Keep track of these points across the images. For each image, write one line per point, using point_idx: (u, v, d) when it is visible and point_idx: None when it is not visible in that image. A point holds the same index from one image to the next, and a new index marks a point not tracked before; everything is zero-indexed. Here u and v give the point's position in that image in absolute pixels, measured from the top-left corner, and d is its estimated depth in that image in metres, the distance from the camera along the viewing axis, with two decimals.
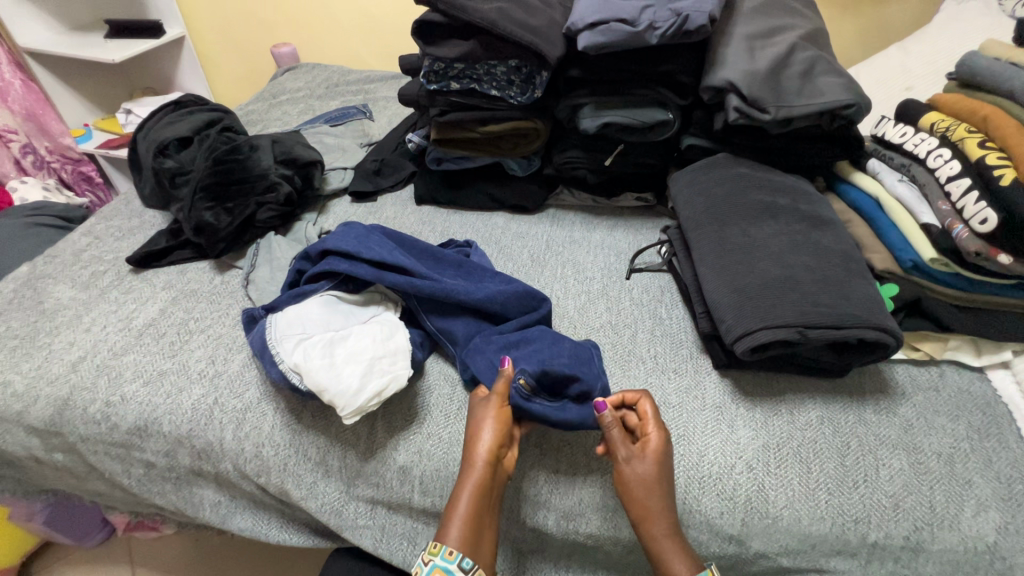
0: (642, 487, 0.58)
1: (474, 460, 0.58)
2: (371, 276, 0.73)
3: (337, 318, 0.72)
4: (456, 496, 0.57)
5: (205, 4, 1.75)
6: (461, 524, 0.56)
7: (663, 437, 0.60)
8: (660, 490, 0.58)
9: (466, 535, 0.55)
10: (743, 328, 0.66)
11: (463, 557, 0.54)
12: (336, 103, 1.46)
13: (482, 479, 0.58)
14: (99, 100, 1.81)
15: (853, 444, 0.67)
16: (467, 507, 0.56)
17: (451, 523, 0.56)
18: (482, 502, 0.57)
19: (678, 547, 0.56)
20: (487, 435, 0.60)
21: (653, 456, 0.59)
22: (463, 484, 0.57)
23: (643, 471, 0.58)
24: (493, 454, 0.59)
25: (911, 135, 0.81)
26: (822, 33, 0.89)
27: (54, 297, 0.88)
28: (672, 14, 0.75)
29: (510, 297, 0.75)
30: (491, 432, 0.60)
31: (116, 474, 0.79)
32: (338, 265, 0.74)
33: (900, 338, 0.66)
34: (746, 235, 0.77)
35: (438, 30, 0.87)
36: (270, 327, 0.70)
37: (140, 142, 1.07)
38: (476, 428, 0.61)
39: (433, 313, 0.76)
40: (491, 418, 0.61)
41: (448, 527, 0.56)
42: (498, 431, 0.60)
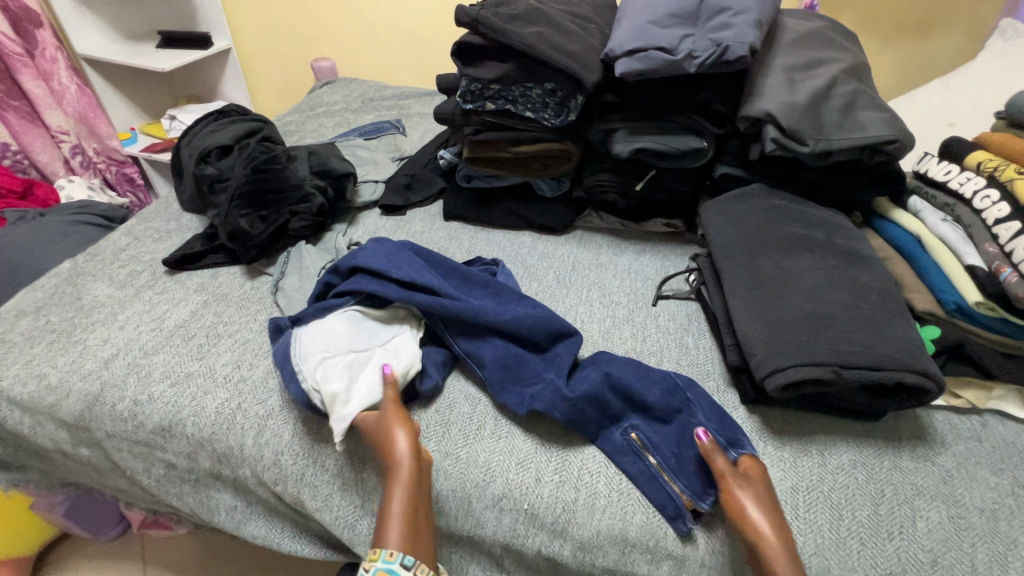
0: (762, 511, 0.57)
1: (397, 460, 0.60)
2: (399, 296, 0.74)
3: (361, 336, 0.74)
4: (388, 503, 0.57)
5: (251, 18, 1.82)
6: (400, 525, 0.56)
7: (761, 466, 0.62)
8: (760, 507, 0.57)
9: (406, 536, 0.55)
10: (776, 364, 0.64)
11: (404, 555, 0.54)
12: (371, 117, 1.50)
13: (410, 474, 0.59)
14: (146, 105, 1.90)
15: (888, 492, 0.64)
16: (400, 509, 0.57)
17: (388, 529, 0.55)
18: (412, 499, 0.58)
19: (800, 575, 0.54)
20: (399, 429, 0.62)
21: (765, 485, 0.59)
22: (390, 490, 0.58)
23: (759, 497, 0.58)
24: (413, 447, 0.61)
25: (957, 173, 0.78)
26: (864, 66, 0.87)
27: (93, 294, 0.91)
28: (712, 44, 0.75)
29: (538, 322, 0.75)
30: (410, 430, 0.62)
31: (139, 472, 0.80)
32: (368, 287, 0.75)
33: (942, 384, 0.63)
34: (780, 267, 0.75)
35: (476, 53, 0.89)
36: (296, 343, 0.72)
37: (184, 148, 1.10)
38: (388, 432, 0.62)
39: (461, 337, 0.76)
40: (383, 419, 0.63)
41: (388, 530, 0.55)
42: (405, 427, 0.63)
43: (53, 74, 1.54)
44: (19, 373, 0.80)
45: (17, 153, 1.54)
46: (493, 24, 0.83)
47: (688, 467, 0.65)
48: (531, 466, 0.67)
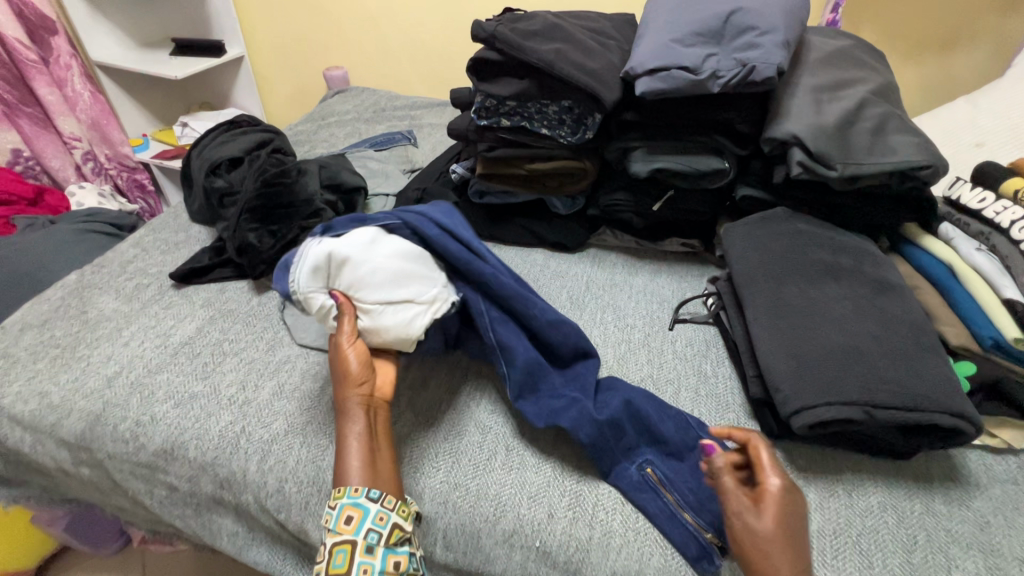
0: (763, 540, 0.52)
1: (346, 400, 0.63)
2: (463, 255, 0.72)
3: (365, 284, 0.66)
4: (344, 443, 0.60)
5: (265, 26, 1.82)
6: (358, 463, 0.58)
7: (784, 486, 0.55)
8: (768, 543, 0.52)
9: (365, 470, 0.58)
10: (803, 401, 0.61)
11: (367, 489, 0.56)
12: (383, 127, 1.49)
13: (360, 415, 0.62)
14: (159, 112, 1.90)
15: (921, 539, 0.61)
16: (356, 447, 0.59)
17: (347, 468, 0.58)
18: (364, 435, 0.61)
19: None
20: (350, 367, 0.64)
21: (772, 515, 0.53)
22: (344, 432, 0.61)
23: (761, 528, 0.53)
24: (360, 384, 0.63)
25: (992, 202, 0.77)
26: (892, 86, 0.84)
27: (98, 308, 0.89)
28: (737, 64, 0.72)
29: (574, 334, 0.75)
30: (360, 361, 0.64)
31: (140, 493, 0.78)
32: (429, 232, 0.73)
33: (978, 426, 0.60)
34: (805, 295, 0.72)
35: (492, 68, 0.87)
36: (315, 248, 0.68)
37: (194, 159, 1.10)
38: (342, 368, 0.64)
39: (496, 326, 0.72)
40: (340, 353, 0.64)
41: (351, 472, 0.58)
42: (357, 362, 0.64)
43: (67, 80, 1.54)
44: (22, 390, 0.78)
45: (28, 159, 1.54)
46: (511, 40, 0.81)
47: (710, 509, 0.62)
48: (544, 500, 0.65)
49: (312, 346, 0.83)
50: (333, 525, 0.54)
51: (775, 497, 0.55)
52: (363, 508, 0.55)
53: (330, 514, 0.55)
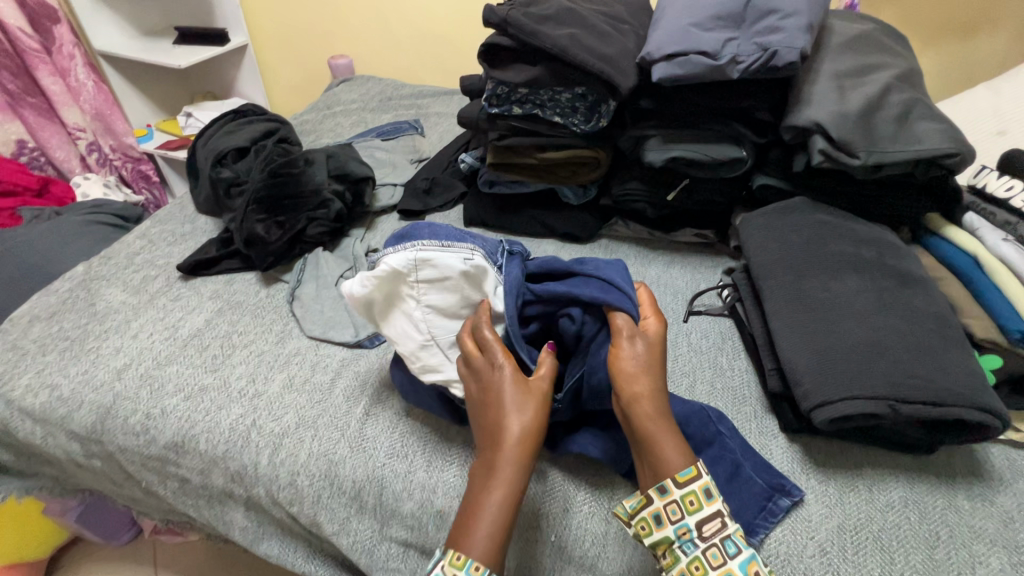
0: (636, 366, 0.56)
1: (505, 451, 0.52)
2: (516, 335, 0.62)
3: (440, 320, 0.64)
4: (485, 498, 0.50)
5: (268, 13, 1.79)
6: (491, 534, 0.49)
7: (659, 331, 0.60)
8: (637, 390, 0.55)
9: (492, 547, 0.49)
10: (826, 396, 0.59)
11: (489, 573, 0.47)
12: (389, 116, 1.47)
13: (515, 477, 0.51)
14: (162, 102, 1.88)
15: (944, 535, 0.60)
16: (493, 511, 0.50)
17: (474, 531, 0.49)
18: (512, 505, 0.50)
19: (675, 443, 0.53)
20: (520, 422, 0.53)
21: (645, 345, 0.58)
22: (493, 484, 0.51)
23: (634, 355, 0.57)
24: (529, 448, 0.52)
25: (1021, 190, 0.74)
26: (917, 72, 0.82)
27: (106, 300, 0.88)
28: (758, 49, 0.70)
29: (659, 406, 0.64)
30: (529, 428, 0.53)
31: (152, 485, 0.77)
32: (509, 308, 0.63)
33: (1006, 421, 0.59)
34: (826, 288, 0.70)
35: (504, 54, 0.85)
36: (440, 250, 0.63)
37: (200, 149, 1.08)
38: (506, 415, 0.53)
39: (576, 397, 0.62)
40: (528, 408, 0.54)
41: (472, 537, 0.49)
42: (535, 427, 0.53)
43: (70, 70, 1.52)
44: (31, 383, 0.78)
45: (33, 150, 1.52)
46: (524, 25, 0.79)
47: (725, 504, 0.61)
48: (559, 495, 0.64)
49: (321, 339, 0.82)
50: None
51: (653, 337, 0.59)
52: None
53: None
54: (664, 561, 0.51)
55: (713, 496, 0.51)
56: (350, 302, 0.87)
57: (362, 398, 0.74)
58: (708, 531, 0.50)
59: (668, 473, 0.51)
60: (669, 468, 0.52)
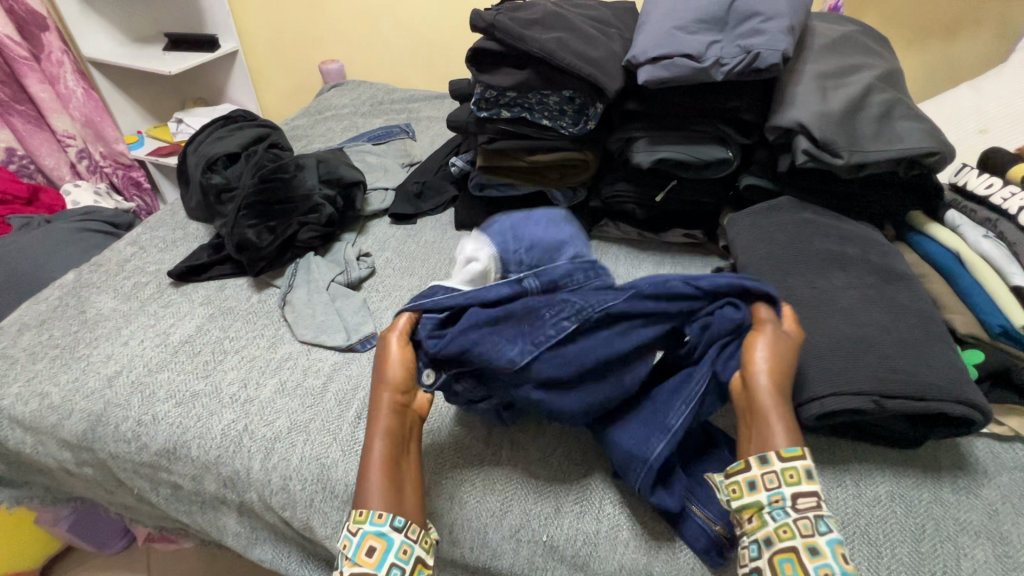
0: (773, 350, 0.55)
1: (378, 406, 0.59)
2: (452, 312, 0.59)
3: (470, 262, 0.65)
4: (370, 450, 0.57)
5: (258, 19, 1.79)
6: (377, 479, 0.55)
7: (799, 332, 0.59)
8: (765, 363, 0.54)
9: (383, 488, 0.54)
10: (812, 392, 0.60)
11: (390, 515, 0.53)
12: (380, 121, 1.47)
13: (388, 424, 0.58)
14: (153, 108, 1.88)
15: (929, 528, 0.61)
16: (378, 458, 0.56)
17: (366, 480, 0.55)
18: (391, 447, 0.57)
19: (786, 431, 0.52)
20: (391, 374, 0.60)
21: (787, 338, 0.57)
22: (372, 437, 0.57)
23: (774, 341, 0.56)
24: (394, 395, 0.59)
25: (999, 187, 0.76)
26: (898, 72, 0.83)
27: (96, 307, 0.88)
28: (741, 51, 0.71)
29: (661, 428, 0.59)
30: (398, 369, 0.60)
31: (144, 492, 0.77)
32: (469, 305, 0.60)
33: (989, 414, 0.60)
34: (812, 286, 0.71)
35: (491, 59, 0.86)
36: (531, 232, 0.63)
37: (190, 156, 1.08)
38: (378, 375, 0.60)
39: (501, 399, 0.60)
40: (391, 361, 0.60)
41: (370, 492, 0.54)
42: (402, 372, 0.60)
43: (59, 77, 1.52)
44: (21, 391, 0.78)
45: (23, 158, 1.52)
46: (510, 29, 0.80)
47: None
48: (551, 495, 0.64)
49: (313, 343, 0.82)
50: (352, 553, 0.51)
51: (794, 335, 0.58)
52: (387, 539, 0.52)
53: (351, 540, 0.51)
54: (747, 525, 0.49)
55: (814, 478, 0.49)
56: (341, 306, 0.87)
57: (354, 401, 0.74)
58: (804, 504, 0.48)
59: (773, 445, 0.51)
60: (773, 442, 0.51)
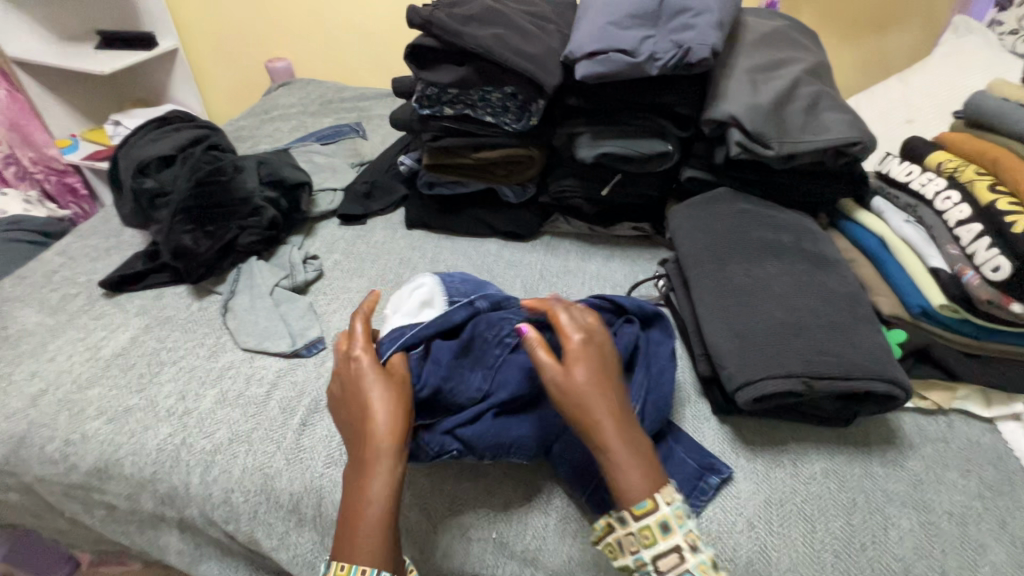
0: (585, 389, 0.54)
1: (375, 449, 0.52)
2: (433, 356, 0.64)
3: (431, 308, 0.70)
4: (368, 499, 0.50)
5: (199, 15, 1.72)
6: (375, 535, 0.49)
7: (587, 348, 0.57)
8: (592, 406, 0.54)
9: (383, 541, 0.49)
10: (745, 377, 0.62)
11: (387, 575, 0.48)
12: (330, 120, 1.44)
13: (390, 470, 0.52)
14: (88, 110, 1.79)
15: (860, 501, 0.63)
16: (379, 506, 0.50)
17: (361, 533, 0.49)
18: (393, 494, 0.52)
19: (636, 475, 0.52)
20: (389, 410, 0.54)
21: (583, 369, 0.55)
22: (370, 483, 0.51)
23: (577, 383, 0.54)
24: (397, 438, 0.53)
25: (918, 174, 0.79)
26: (825, 65, 0.87)
27: (20, 322, 0.83)
28: (673, 46, 0.72)
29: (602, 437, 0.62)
30: (394, 402, 0.55)
31: (78, 515, 0.74)
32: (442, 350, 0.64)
33: (909, 390, 0.63)
34: (748, 274, 0.73)
35: (431, 56, 0.85)
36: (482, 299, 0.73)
37: (121, 159, 1.03)
38: (368, 410, 0.54)
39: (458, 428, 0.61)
40: (382, 398, 0.55)
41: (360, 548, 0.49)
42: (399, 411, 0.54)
43: None
44: None
45: None
46: (448, 25, 0.79)
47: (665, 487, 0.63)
48: (499, 491, 0.64)
49: (256, 350, 0.80)
50: None
51: (587, 356, 0.57)
52: None
53: None
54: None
55: (672, 529, 0.50)
56: (285, 311, 0.84)
57: (298, 408, 0.72)
58: (664, 566, 0.49)
59: (628, 504, 0.51)
60: (627, 499, 0.51)
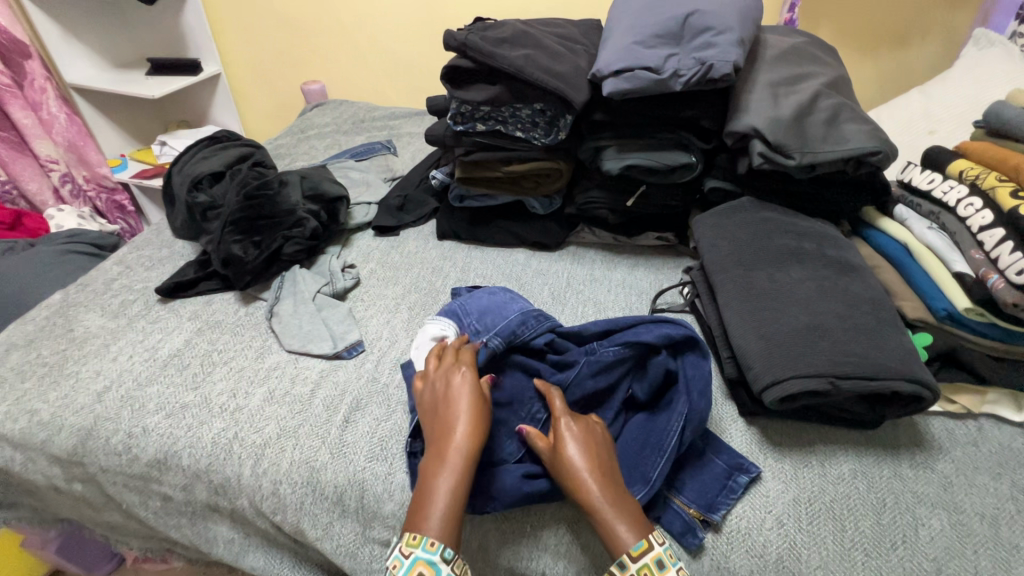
0: (573, 464, 0.59)
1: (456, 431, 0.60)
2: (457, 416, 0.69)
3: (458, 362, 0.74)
4: (440, 473, 0.58)
5: (240, 43, 1.83)
6: (443, 507, 0.56)
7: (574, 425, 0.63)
8: (577, 478, 0.59)
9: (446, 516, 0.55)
10: (773, 376, 0.64)
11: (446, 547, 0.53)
12: (362, 138, 1.51)
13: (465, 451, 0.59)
14: (136, 131, 1.90)
15: (889, 501, 0.64)
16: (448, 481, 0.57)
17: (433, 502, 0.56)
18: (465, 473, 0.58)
19: (628, 530, 0.55)
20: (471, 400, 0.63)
21: (570, 444, 0.61)
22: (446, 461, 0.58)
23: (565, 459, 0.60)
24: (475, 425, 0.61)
25: (940, 182, 0.81)
26: (844, 79, 0.90)
27: (84, 325, 0.90)
28: (697, 63, 0.76)
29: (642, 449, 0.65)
30: (476, 395, 0.64)
31: (134, 506, 0.78)
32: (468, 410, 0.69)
33: (936, 391, 0.64)
34: (772, 279, 0.76)
35: (465, 76, 0.91)
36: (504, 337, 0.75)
37: (175, 176, 1.11)
38: (456, 398, 0.63)
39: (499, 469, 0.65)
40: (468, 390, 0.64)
41: (428, 519, 0.55)
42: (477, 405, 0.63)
43: (42, 104, 1.54)
44: (10, 410, 0.79)
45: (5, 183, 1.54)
46: (482, 47, 0.85)
47: (694, 488, 0.65)
48: None
49: (300, 352, 0.84)
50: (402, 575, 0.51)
51: (574, 434, 0.62)
52: (437, 569, 0.52)
53: (403, 561, 0.52)
54: None
55: (666, 567, 0.53)
56: (327, 316, 0.89)
57: (341, 406, 0.76)
58: None
59: (623, 548, 0.54)
60: (620, 545, 0.55)
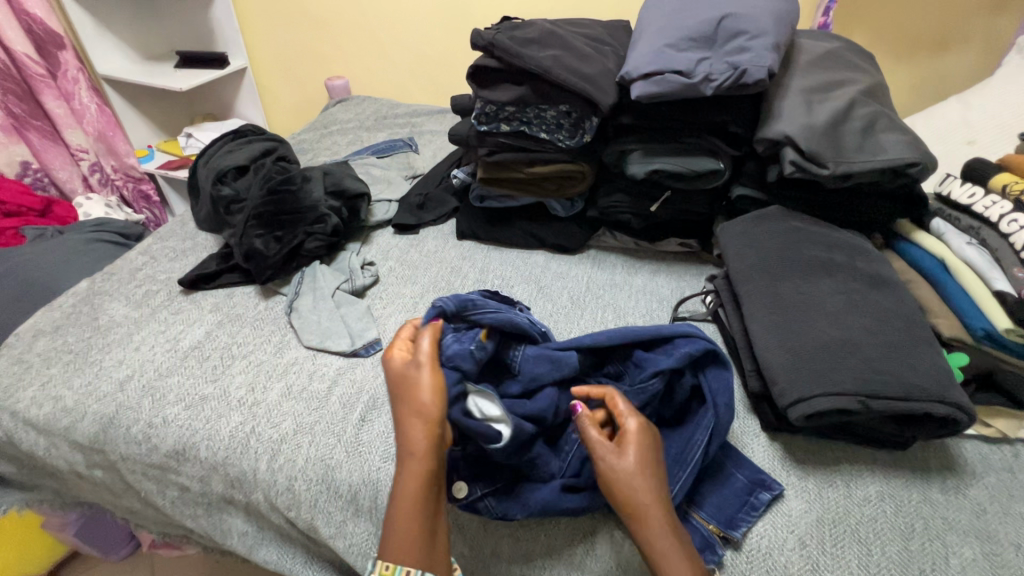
0: (634, 472, 0.54)
1: (417, 446, 0.55)
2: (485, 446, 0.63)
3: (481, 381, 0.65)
4: (402, 492, 0.53)
5: (267, 38, 1.85)
6: (414, 530, 0.52)
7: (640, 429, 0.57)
8: (635, 489, 0.54)
9: (414, 540, 0.51)
10: (799, 393, 0.62)
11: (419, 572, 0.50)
12: (384, 135, 1.52)
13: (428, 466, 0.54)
14: (164, 123, 1.94)
15: (918, 527, 0.62)
16: (412, 499, 0.53)
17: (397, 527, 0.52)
18: (430, 487, 0.54)
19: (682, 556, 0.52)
20: (430, 400, 0.57)
21: (633, 450, 0.56)
22: (408, 479, 0.53)
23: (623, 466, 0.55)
24: (434, 432, 0.56)
25: (981, 197, 0.78)
26: (882, 86, 0.87)
27: (109, 314, 0.91)
28: (729, 67, 0.74)
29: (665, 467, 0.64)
30: (435, 392, 0.57)
31: (151, 495, 0.79)
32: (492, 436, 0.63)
33: (972, 414, 0.62)
34: (800, 291, 0.74)
35: (491, 77, 0.90)
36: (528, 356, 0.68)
37: (200, 168, 1.12)
38: (414, 399, 0.57)
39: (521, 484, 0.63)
40: (429, 389, 0.58)
41: (398, 540, 0.51)
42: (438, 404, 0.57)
43: (74, 94, 1.57)
44: (36, 395, 0.80)
45: (37, 172, 1.56)
46: (509, 47, 0.84)
47: (713, 502, 0.64)
48: None
49: (318, 348, 0.85)
50: None
51: (637, 438, 0.57)
52: None
53: None
54: None
55: None
56: (346, 312, 0.89)
57: (357, 404, 0.76)
58: None
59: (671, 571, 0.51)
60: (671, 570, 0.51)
